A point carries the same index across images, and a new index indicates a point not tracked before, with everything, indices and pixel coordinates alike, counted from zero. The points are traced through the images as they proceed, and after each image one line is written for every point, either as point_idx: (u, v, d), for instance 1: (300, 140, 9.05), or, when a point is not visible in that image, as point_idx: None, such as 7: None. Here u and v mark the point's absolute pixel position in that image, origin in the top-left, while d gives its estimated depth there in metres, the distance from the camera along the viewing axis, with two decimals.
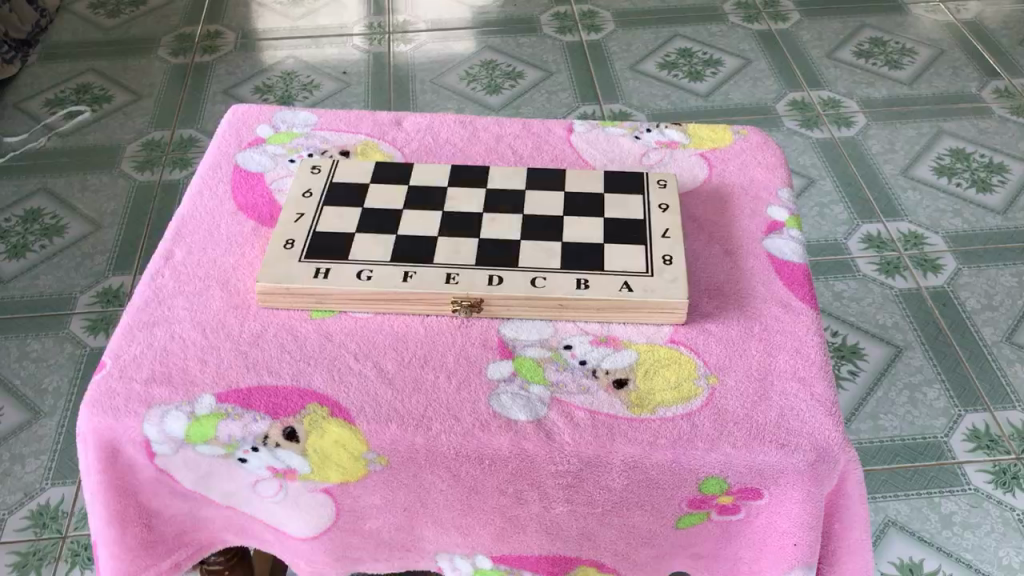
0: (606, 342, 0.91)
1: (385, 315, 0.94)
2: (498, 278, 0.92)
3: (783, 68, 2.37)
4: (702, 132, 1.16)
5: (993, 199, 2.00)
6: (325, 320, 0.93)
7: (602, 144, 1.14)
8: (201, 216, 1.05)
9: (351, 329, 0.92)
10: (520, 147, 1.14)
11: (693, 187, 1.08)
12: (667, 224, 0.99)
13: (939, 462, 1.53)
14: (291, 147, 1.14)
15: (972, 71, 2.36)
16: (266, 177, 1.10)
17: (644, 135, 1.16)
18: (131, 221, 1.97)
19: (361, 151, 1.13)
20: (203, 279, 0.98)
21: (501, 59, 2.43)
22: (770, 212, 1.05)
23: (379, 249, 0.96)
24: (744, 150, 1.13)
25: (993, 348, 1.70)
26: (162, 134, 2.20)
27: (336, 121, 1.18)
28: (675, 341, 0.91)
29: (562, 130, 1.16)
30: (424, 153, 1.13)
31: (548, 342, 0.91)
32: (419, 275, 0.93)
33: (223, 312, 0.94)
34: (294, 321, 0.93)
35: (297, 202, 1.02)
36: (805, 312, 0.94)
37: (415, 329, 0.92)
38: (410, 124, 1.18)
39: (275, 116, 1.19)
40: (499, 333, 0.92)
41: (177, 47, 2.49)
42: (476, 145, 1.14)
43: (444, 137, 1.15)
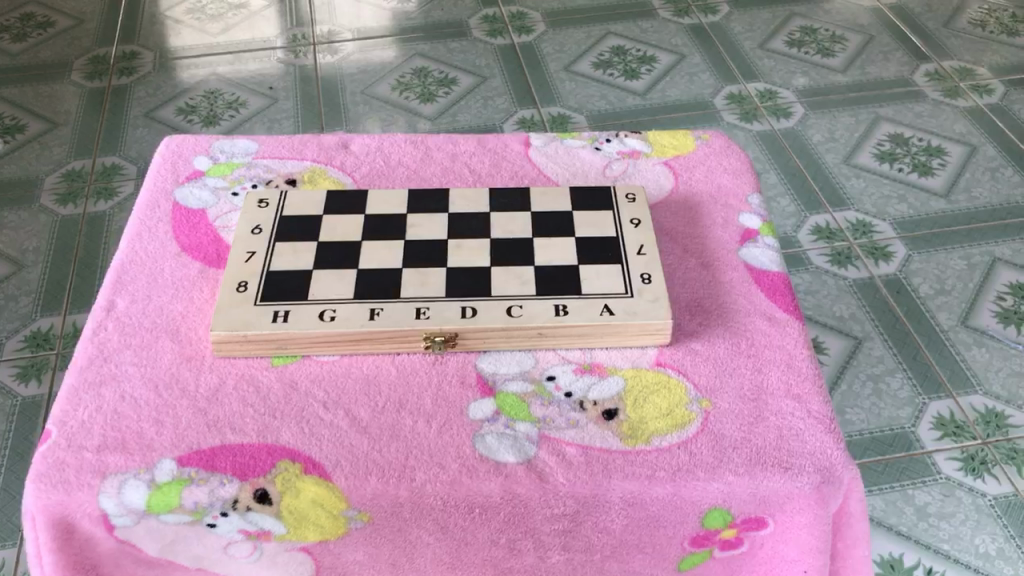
0: (589, 370, 0.86)
1: (353, 357, 0.88)
2: (472, 310, 0.87)
3: (717, 61, 2.36)
4: (663, 139, 1.13)
5: (935, 182, 2.01)
6: (288, 367, 0.87)
7: (561, 158, 1.10)
8: (142, 261, 0.97)
9: (318, 375, 0.86)
10: (477, 166, 1.09)
11: (660, 198, 1.04)
12: (641, 240, 0.95)
13: (908, 453, 1.52)
14: (233, 178, 1.07)
15: (902, 55, 2.37)
16: (209, 214, 1.03)
17: (604, 145, 1.11)
18: (56, 259, 1.87)
19: (309, 179, 1.07)
20: (151, 331, 0.91)
21: (433, 66, 2.37)
22: (742, 220, 1.02)
23: (341, 286, 0.90)
24: (708, 155, 1.10)
25: (950, 334, 1.71)
26: (82, 164, 2.09)
27: (278, 147, 1.12)
28: (661, 364, 0.87)
29: (518, 145, 1.12)
30: (376, 178, 1.07)
31: (529, 374, 0.86)
32: (388, 312, 0.87)
33: (176, 365, 0.87)
34: (254, 370, 0.87)
35: (246, 239, 0.95)
36: (791, 324, 0.91)
37: (387, 369, 0.87)
38: (358, 147, 1.11)
39: (212, 146, 1.12)
40: (476, 367, 0.86)
41: (91, 71, 2.38)
42: (430, 165, 1.09)
43: (396, 159, 1.10)
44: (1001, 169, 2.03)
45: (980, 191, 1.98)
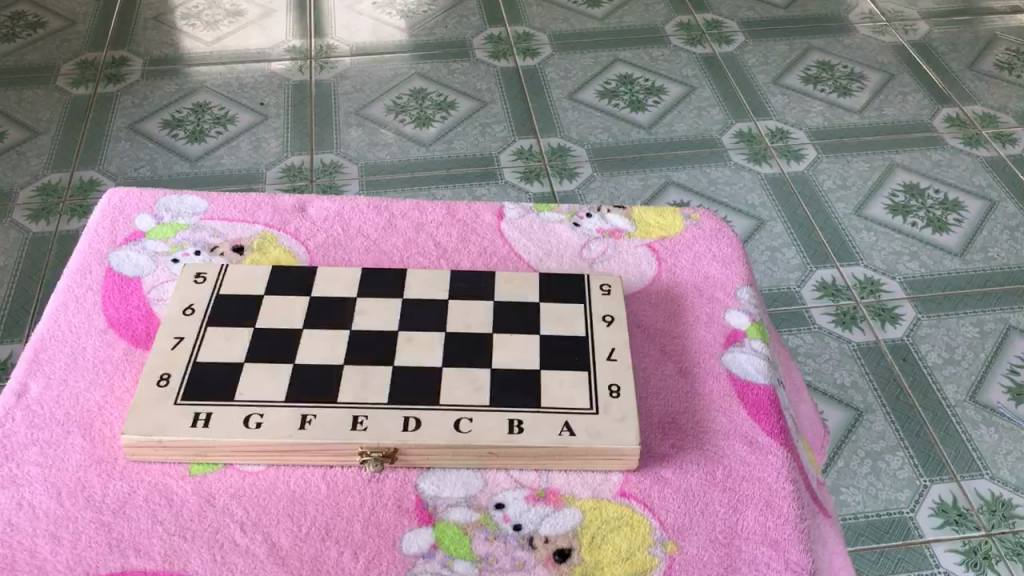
0: (543, 498, 0.77)
1: (282, 467, 0.79)
2: (415, 421, 0.78)
3: (728, 95, 2.25)
4: (649, 217, 1.03)
5: (950, 239, 1.90)
6: (207, 477, 0.78)
7: (536, 235, 1.00)
8: (63, 338, 0.88)
9: (239, 489, 0.77)
10: (443, 239, 0.99)
11: (639, 287, 0.94)
12: (614, 341, 0.85)
13: (906, 542, 1.42)
14: (175, 243, 0.98)
15: (922, 97, 2.27)
16: (143, 283, 0.94)
17: (584, 222, 1.02)
18: (23, 280, 1.76)
19: (257, 247, 0.97)
20: (63, 424, 0.82)
21: (432, 87, 2.27)
22: (728, 318, 0.92)
23: (273, 386, 0.81)
24: (697, 238, 1.00)
25: (957, 409, 1.60)
26: (59, 176, 1.99)
27: (228, 207, 1.03)
28: (625, 494, 0.77)
29: (491, 217, 1.02)
30: (332, 248, 0.98)
31: (475, 500, 0.77)
32: (321, 421, 0.78)
33: (84, 468, 0.78)
34: (169, 479, 0.78)
35: (176, 322, 0.86)
36: (774, 450, 0.81)
37: (317, 486, 0.77)
38: (316, 211, 1.02)
39: (158, 203, 1.03)
40: (416, 488, 0.77)
41: (78, 76, 2.29)
42: (392, 236, 0.99)
43: (356, 226, 1.00)
44: (1021, 228, 1.93)
45: (996, 251, 1.88)
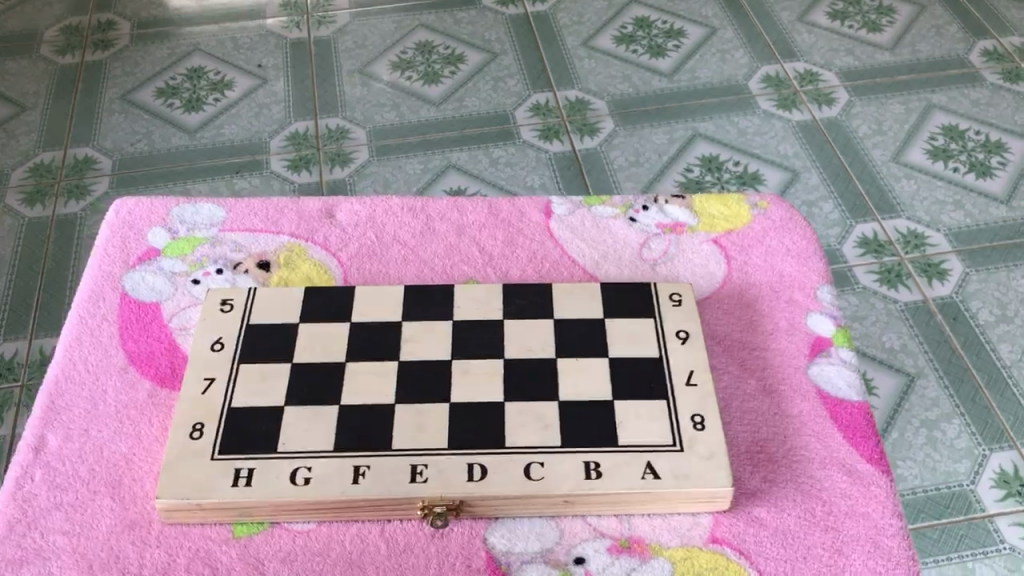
0: (627, 549, 0.69)
1: (335, 524, 0.71)
2: (480, 469, 0.70)
3: (751, 36, 2.13)
4: (712, 207, 0.94)
5: (993, 185, 1.79)
6: (252, 539, 0.70)
7: (589, 233, 0.91)
8: (80, 379, 0.80)
9: (290, 553, 0.70)
10: (488, 242, 0.90)
11: (709, 292, 0.86)
12: (691, 362, 0.77)
13: (968, 517, 1.27)
14: (193, 260, 0.89)
15: (956, 30, 2.14)
16: (163, 309, 0.85)
17: (640, 216, 0.93)
18: (24, 270, 1.66)
19: (285, 262, 0.88)
20: (88, 482, 0.74)
21: (438, 39, 2.15)
22: (811, 324, 0.83)
23: (318, 432, 0.73)
24: (768, 231, 0.91)
25: (1013, 370, 1.45)
26: (51, 155, 1.88)
27: (248, 215, 0.93)
28: (717, 540, 0.70)
29: (538, 214, 0.93)
30: (367, 259, 0.89)
31: (551, 555, 0.69)
32: (377, 472, 0.70)
33: (116, 535, 0.71)
34: (211, 544, 0.70)
35: (205, 360, 0.77)
36: (877, 481, 0.73)
37: (377, 546, 0.70)
38: (346, 216, 0.93)
39: (171, 214, 0.94)
40: (486, 543, 0.70)
41: (63, 44, 2.16)
42: (432, 242, 0.90)
43: (391, 232, 0.91)
44: None
45: None
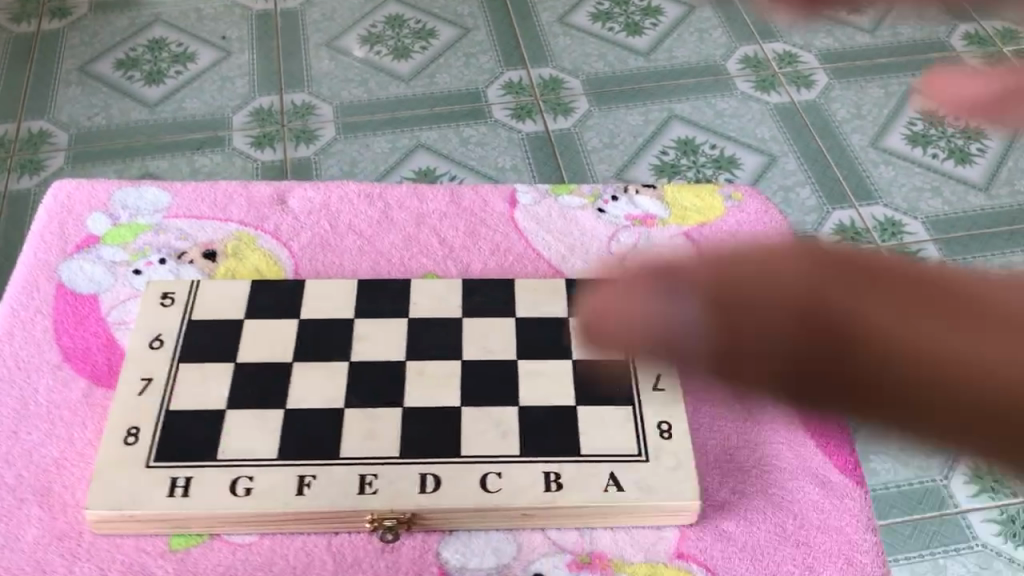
0: (588, 564, 0.66)
1: (278, 536, 0.67)
2: (434, 480, 0.66)
3: (730, 16, 2.08)
4: (684, 198, 0.89)
5: (972, 171, 1.74)
6: (190, 553, 0.66)
7: (556, 224, 0.87)
8: (9, 377, 0.75)
9: (229, 567, 0.65)
10: (449, 233, 0.86)
11: None
12: (659, 365, 0.73)
13: None
14: (135, 249, 0.84)
15: None
16: (101, 302, 0.80)
17: (609, 207, 0.88)
18: None
19: (233, 253, 0.84)
20: (15, 490, 0.69)
21: (409, 13, 2.08)
22: None
23: (261, 439, 0.68)
24: (741, 223, 0.87)
25: None
26: (4, 128, 1.80)
27: (195, 200, 0.88)
28: (683, 555, 0.66)
29: (501, 204, 0.88)
30: (319, 249, 0.84)
31: (507, 571, 0.66)
32: (323, 483, 0.66)
33: (42, 547, 0.66)
34: (145, 558, 0.66)
35: (143, 359, 0.73)
36: (851, 492, 0.70)
37: (323, 561, 0.66)
38: (298, 203, 0.88)
39: (113, 199, 0.88)
40: (439, 558, 0.66)
41: (19, 12, 2.07)
42: (389, 232, 0.86)
43: (346, 222, 0.87)
44: None
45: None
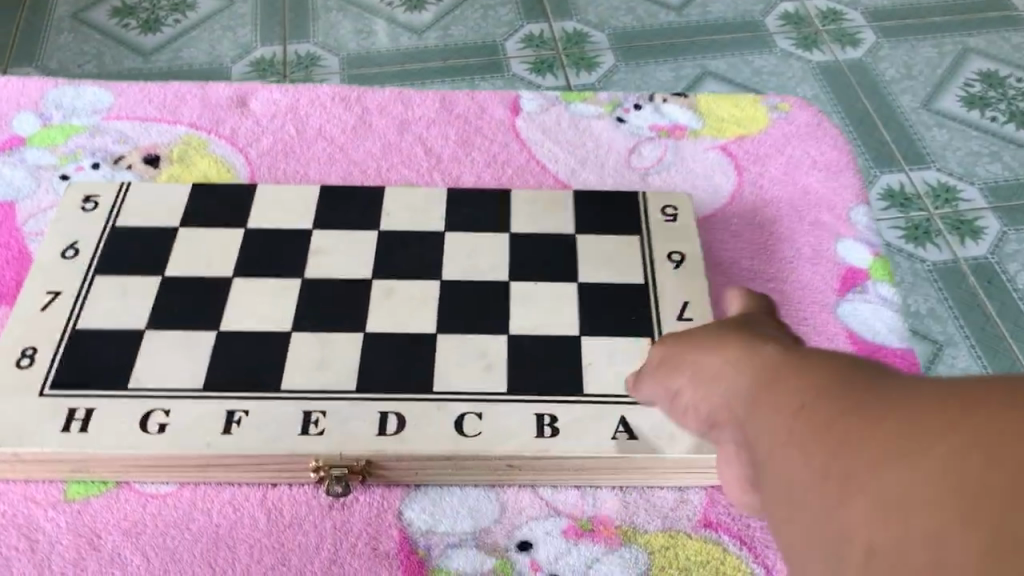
0: (589, 532, 0.52)
1: (201, 487, 0.53)
2: (397, 420, 0.52)
3: None
4: (721, 107, 0.75)
5: None
6: (88, 503, 0.53)
7: (566, 135, 0.73)
8: None
9: (137, 521, 0.52)
10: (438, 142, 0.72)
11: (714, 207, 0.68)
12: (686, 289, 0.59)
13: None
14: (65, 152, 0.71)
15: None
16: (18, 209, 0.67)
17: (631, 116, 0.74)
18: None
19: (178, 157, 0.70)
20: None
21: None
22: (842, 253, 0.65)
23: (185, 366, 0.54)
24: (790, 137, 0.73)
25: None
26: None
27: (142, 101, 0.75)
28: (710, 525, 0.52)
29: (501, 110, 0.75)
30: (281, 156, 0.71)
31: (487, 539, 0.51)
32: (257, 421, 0.52)
33: None
34: (34, 509, 0.52)
35: (52, 268, 0.59)
36: None
37: (255, 518, 0.52)
38: (261, 105, 0.75)
39: (46, 97, 0.75)
40: (401, 519, 0.52)
41: None
42: (367, 140, 0.72)
43: (316, 126, 0.73)
44: None
45: None
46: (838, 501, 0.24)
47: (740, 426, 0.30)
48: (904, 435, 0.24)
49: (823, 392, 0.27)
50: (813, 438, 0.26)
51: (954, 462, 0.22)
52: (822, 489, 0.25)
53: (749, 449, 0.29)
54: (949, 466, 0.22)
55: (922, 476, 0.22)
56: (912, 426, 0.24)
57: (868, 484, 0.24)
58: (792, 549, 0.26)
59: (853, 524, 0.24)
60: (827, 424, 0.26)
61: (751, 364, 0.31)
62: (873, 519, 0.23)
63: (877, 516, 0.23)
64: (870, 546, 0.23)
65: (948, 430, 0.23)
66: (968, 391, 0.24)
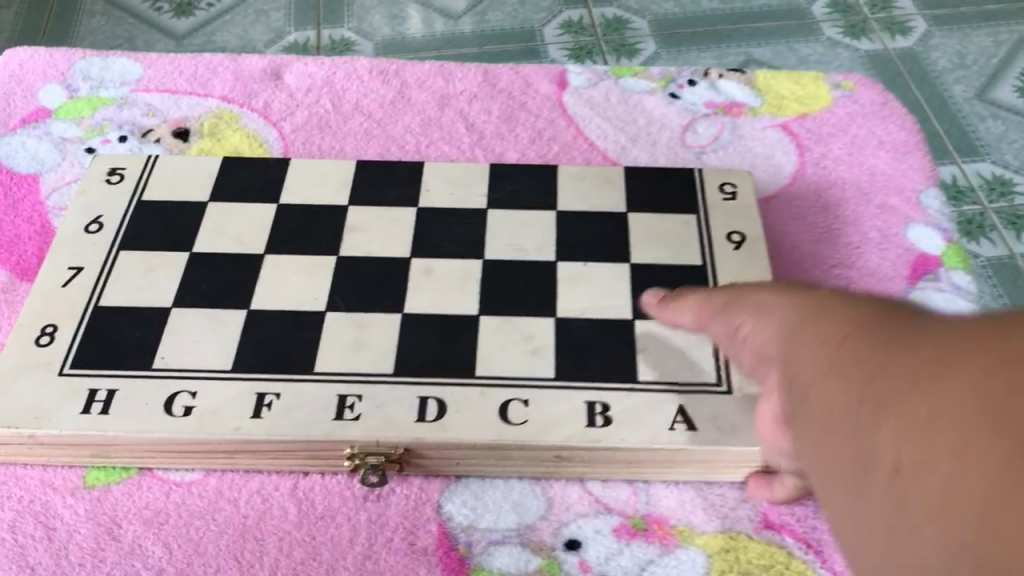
0: (643, 531, 0.48)
1: (228, 475, 0.50)
2: (437, 404, 0.49)
3: None
4: (781, 83, 0.71)
5: None
6: (109, 491, 0.49)
7: (616, 111, 0.69)
8: None
9: (160, 510, 0.49)
10: (480, 118, 0.68)
11: (775, 189, 0.63)
12: (746, 271, 0.55)
13: None
14: (92, 126, 0.68)
15: None
16: (42, 184, 0.64)
17: (685, 92, 0.70)
18: None
19: (209, 132, 0.67)
20: None
21: None
22: (912, 238, 0.61)
23: (211, 344, 0.51)
24: (855, 116, 0.69)
25: None
26: None
27: (172, 73, 0.72)
28: (771, 526, 0.48)
29: (547, 86, 0.71)
30: (316, 130, 0.67)
31: (532, 537, 0.48)
32: (288, 404, 0.49)
33: None
34: (51, 495, 0.49)
35: (75, 242, 0.57)
36: None
37: (284, 509, 0.49)
38: (295, 79, 0.72)
39: (73, 69, 0.72)
40: (440, 514, 0.49)
41: None
42: (405, 116, 0.69)
43: (352, 101, 0.70)
44: None
45: None
46: (859, 418, 0.26)
47: (784, 363, 0.31)
48: (940, 355, 0.25)
49: (872, 326, 0.28)
50: (848, 365, 0.27)
51: (983, 377, 0.23)
52: (847, 411, 0.26)
53: (788, 381, 0.30)
54: (981, 377, 0.23)
55: (938, 391, 0.24)
56: (940, 346, 0.25)
57: (900, 403, 0.25)
58: (827, 471, 0.27)
59: (873, 435, 0.25)
60: (861, 353, 0.27)
61: (803, 307, 0.33)
62: (902, 436, 0.24)
63: (906, 432, 0.24)
64: (897, 460, 0.24)
65: (973, 348, 0.24)
66: (1006, 316, 0.25)
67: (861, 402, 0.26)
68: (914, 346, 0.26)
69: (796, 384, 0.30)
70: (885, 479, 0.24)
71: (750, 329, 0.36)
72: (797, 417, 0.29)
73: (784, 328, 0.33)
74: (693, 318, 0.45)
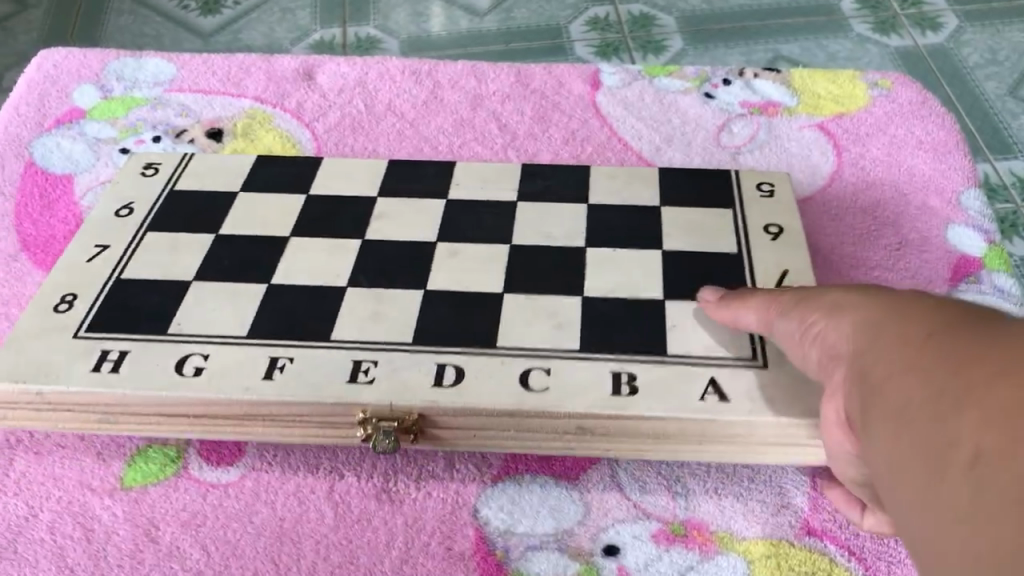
0: (682, 537, 0.48)
1: (264, 476, 0.50)
2: (454, 372, 0.47)
3: None
4: (817, 83, 0.70)
5: None
6: (145, 493, 0.50)
7: (652, 112, 0.68)
8: None
9: (197, 513, 0.49)
10: (513, 118, 0.68)
11: (813, 190, 0.63)
12: (782, 261, 0.54)
13: None
14: (126, 126, 0.68)
15: None
16: (77, 184, 0.64)
17: (720, 92, 0.70)
18: None
19: (242, 132, 0.67)
20: None
21: None
22: (953, 240, 0.60)
23: (227, 314, 0.51)
24: (894, 116, 0.68)
25: None
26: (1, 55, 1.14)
27: (205, 73, 0.72)
28: (814, 533, 0.47)
29: (580, 86, 0.70)
30: (349, 131, 0.67)
31: (570, 542, 0.47)
32: (302, 369, 0.48)
33: None
34: (90, 497, 0.50)
35: (102, 224, 0.57)
36: None
37: (320, 512, 0.49)
38: (328, 80, 0.71)
39: (106, 70, 0.73)
40: (477, 518, 0.48)
41: None
42: (438, 116, 0.68)
43: (385, 102, 0.70)
44: None
45: None
46: (938, 413, 0.28)
47: (865, 362, 0.33)
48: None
49: (958, 333, 0.30)
50: (932, 366, 0.29)
51: None
52: (925, 407, 0.28)
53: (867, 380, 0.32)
54: None
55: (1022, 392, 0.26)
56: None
57: (981, 400, 0.27)
58: (899, 463, 0.29)
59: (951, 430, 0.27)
60: (946, 356, 0.29)
61: (884, 311, 0.35)
62: (981, 429, 0.26)
63: (987, 426, 0.26)
64: (976, 451, 0.26)
65: None
66: None
67: (939, 402, 0.28)
68: (999, 353, 0.28)
69: (874, 385, 0.31)
70: (960, 468, 0.26)
71: (826, 332, 0.38)
72: (876, 415, 0.31)
73: (864, 331, 0.34)
74: (760, 318, 0.45)
